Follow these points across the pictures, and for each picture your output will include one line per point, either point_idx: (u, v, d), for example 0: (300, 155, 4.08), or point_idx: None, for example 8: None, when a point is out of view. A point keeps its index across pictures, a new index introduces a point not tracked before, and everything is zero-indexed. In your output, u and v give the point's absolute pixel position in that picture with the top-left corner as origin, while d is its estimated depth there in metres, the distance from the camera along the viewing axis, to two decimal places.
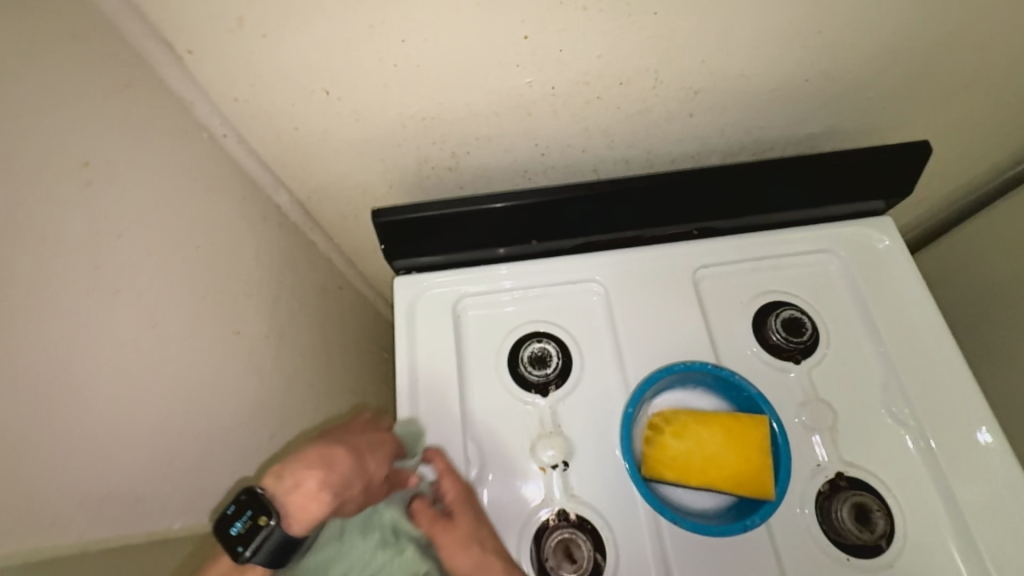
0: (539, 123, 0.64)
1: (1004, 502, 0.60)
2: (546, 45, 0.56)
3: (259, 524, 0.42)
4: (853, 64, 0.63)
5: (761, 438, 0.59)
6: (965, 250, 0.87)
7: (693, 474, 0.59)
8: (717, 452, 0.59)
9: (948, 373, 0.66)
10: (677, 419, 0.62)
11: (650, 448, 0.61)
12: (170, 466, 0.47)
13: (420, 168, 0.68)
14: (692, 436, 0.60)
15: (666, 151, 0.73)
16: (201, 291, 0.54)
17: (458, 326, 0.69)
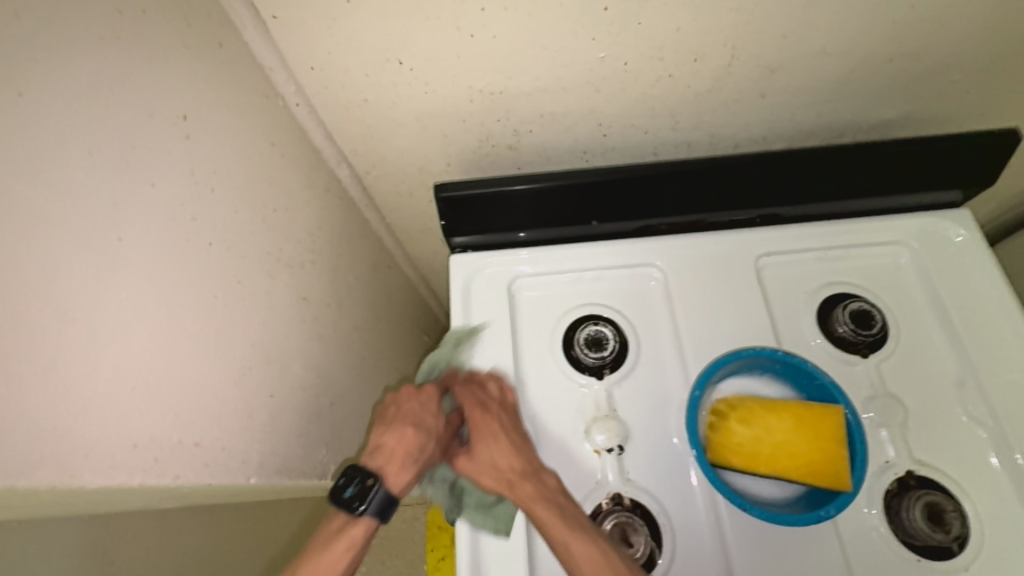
0: (605, 100, 0.63)
1: None
2: (624, 17, 0.53)
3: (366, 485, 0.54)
4: (945, 44, 0.59)
5: (836, 430, 0.51)
6: None
7: (763, 465, 0.52)
8: (789, 443, 0.52)
9: None
10: (744, 405, 0.55)
11: (714, 435, 0.54)
12: (249, 420, 0.50)
13: (480, 146, 0.69)
14: (760, 424, 0.53)
15: (730, 135, 0.70)
16: (277, 257, 0.55)
17: (513, 306, 0.69)
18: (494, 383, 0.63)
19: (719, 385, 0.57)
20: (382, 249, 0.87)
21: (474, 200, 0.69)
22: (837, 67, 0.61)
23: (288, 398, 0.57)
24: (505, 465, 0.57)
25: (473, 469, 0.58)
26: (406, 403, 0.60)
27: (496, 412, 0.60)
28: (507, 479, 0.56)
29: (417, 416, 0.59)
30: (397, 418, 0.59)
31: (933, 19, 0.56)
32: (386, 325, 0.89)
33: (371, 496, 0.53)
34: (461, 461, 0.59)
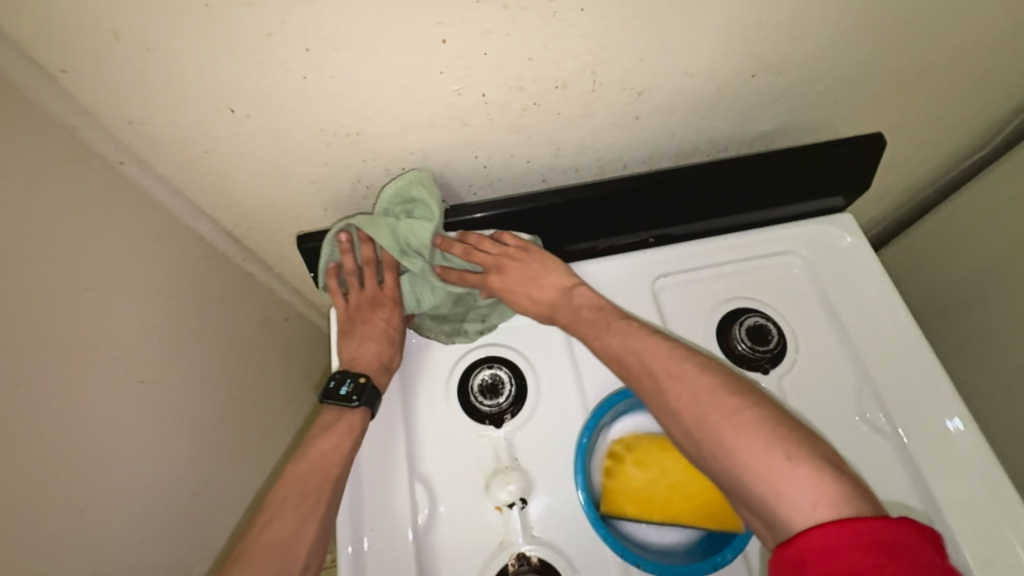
0: (476, 133, 0.60)
1: (994, 515, 0.55)
2: (467, 50, 0.49)
3: (359, 382, 0.59)
4: (802, 57, 0.59)
5: None
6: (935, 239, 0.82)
7: (658, 510, 0.49)
8: (684, 482, 0.49)
9: (924, 375, 0.61)
10: (640, 445, 0.52)
11: (610, 481, 0.51)
12: (55, 528, 0.45)
13: (355, 188, 0.65)
14: (655, 464, 0.50)
15: (616, 157, 0.69)
16: (96, 336, 0.51)
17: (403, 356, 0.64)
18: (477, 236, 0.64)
19: (615, 423, 0.54)
20: (278, 299, 0.81)
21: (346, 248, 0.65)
22: (705, 85, 0.59)
23: (113, 494, 0.51)
24: (543, 296, 0.62)
25: (517, 295, 0.62)
26: (376, 310, 0.63)
27: (505, 257, 0.62)
28: (544, 304, 0.62)
29: (378, 321, 0.63)
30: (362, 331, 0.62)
31: (786, 33, 0.55)
32: (290, 379, 0.83)
33: (364, 390, 0.58)
34: (499, 283, 0.62)
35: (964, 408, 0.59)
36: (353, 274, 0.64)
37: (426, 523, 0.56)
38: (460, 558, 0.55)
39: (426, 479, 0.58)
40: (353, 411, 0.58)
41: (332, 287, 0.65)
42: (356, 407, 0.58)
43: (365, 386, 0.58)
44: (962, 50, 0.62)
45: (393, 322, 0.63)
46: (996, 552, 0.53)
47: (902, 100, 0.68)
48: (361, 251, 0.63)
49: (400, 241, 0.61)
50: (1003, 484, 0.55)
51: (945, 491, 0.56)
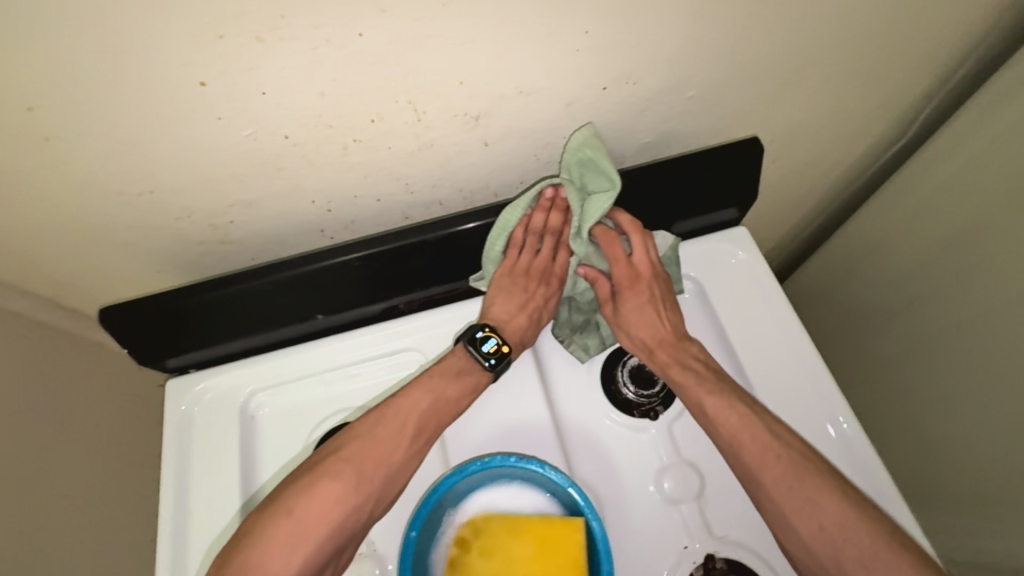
0: (300, 177, 0.53)
1: None
2: (237, 90, 0.42)
3: (501, 351, 0.55)
4: (656, 63, 0.51)
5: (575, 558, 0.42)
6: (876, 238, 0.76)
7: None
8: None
9: (814, 392, 0.56)
10: (488, 528, 0.45)
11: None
12: None
13: (183, 248, 0.57)
14: (500, 555, 0.44)
15: (483, 186, 0.61)
16: None
17: (249, 431, 0.57)
18: (636, 234, 0.57)
19: (462, 503, 0.46)
20: None
21: (156, 319, 0.56)
22: (552, 102, 0.52)
23: None
24: (650, 334, 0.56)
25: (655, 322, 0.56)
26: (529, 280, 0.58)
27: (651, 278, 0.57)
28: (661, 337, 0.56)
29: (535, 294, 0.58)
30: (518, 299, 0.58)
31: (627, 39, 0.48)
32: None
33: (505, 358, 0.55)
34: (647, 312, 0.56)
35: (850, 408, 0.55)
36: (520, 239, 0.58)
37: None
38: None
39: None
40: (483, 373, 0.55)
41: (510, 242, 0.59)
42: (489, 370, 0.55)
43: (507, 354, 0.55)
44: (841, 39, 0.55)
45: (552, 303, 0.59)
46: None
47: (790, 97, 0.61)
48: (553, 216, 0.58)
49: (583, 219, 0.56)
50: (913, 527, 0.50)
51: None
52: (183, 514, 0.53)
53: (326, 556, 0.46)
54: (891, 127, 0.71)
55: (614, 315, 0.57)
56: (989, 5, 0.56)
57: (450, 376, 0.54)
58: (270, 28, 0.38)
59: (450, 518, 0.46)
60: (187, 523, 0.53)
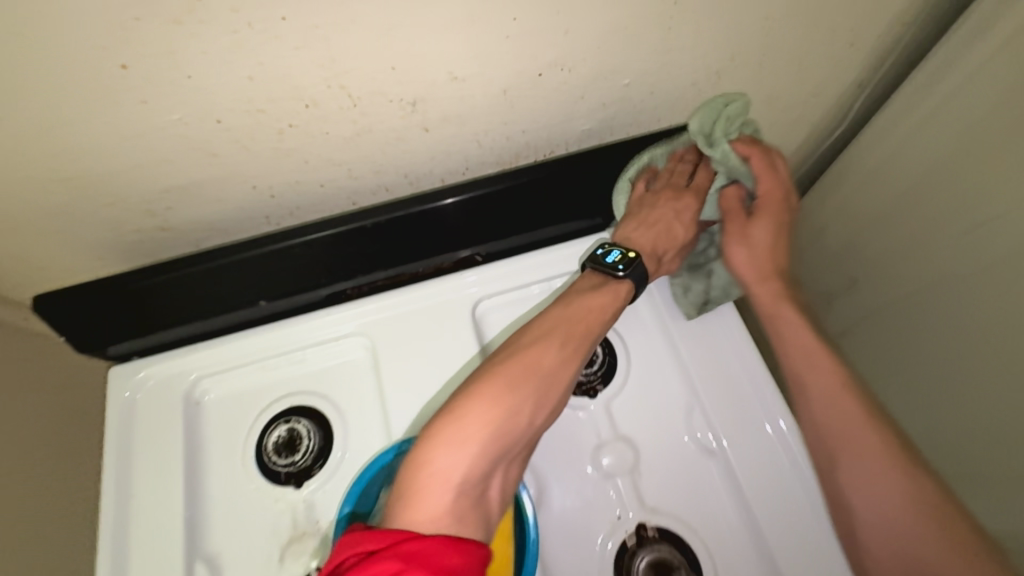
0: (237, 162, 0.52)
1: (817, 534, 0.51)
2: (160, 74, 0.42)
3: (630, 259, 0.55)
4: (589, 51, 0.53)
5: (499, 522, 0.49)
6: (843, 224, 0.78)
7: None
8: None
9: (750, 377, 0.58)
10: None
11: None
12: None
13: (121, 236, 0.57)
14: None
15: (428, 172, 0.62)
16: None
17: (193, 417, 0.57)
18: (780, 166, 0.57)
19: None
20: None
21: (105, 306, 0.58)
22: (487, 88, 0.53)
23: None
24: (762, 258, 0.57)
25: (763, 251, 0.57)
26: (663, 202, 0.59)
27: (786, 207, 0.58)
28: (768, 266, 0.57)
29: (668, 216, 0.58)
30: (665, 228, 0.58)
31: (555, 27, 0.49)
32: None
33: (636, 265, 0.54)
34: (761, 238, 0.58)
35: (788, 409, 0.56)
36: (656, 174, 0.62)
37: None
38: None
39: (208, 558, 0.52)
40: (618, 282, 0.54)
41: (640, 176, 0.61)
42: (620, 278, 0.55)
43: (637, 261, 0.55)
44: (768, 29, 0.57)
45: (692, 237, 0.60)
46: None
47: (725, 85, 0.63)
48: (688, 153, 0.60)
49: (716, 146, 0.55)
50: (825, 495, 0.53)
51: (768, 512, 0.52)
52: (123, 500, 0.53)
53: (489, 463, 0.42)
54: (829, 114, 0.74)
55: (726, 250, 0.59)
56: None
57: (610, 297, 0.53)
58: (187, 11, 0.39)
59: None
60: (129, 505, 0.53)
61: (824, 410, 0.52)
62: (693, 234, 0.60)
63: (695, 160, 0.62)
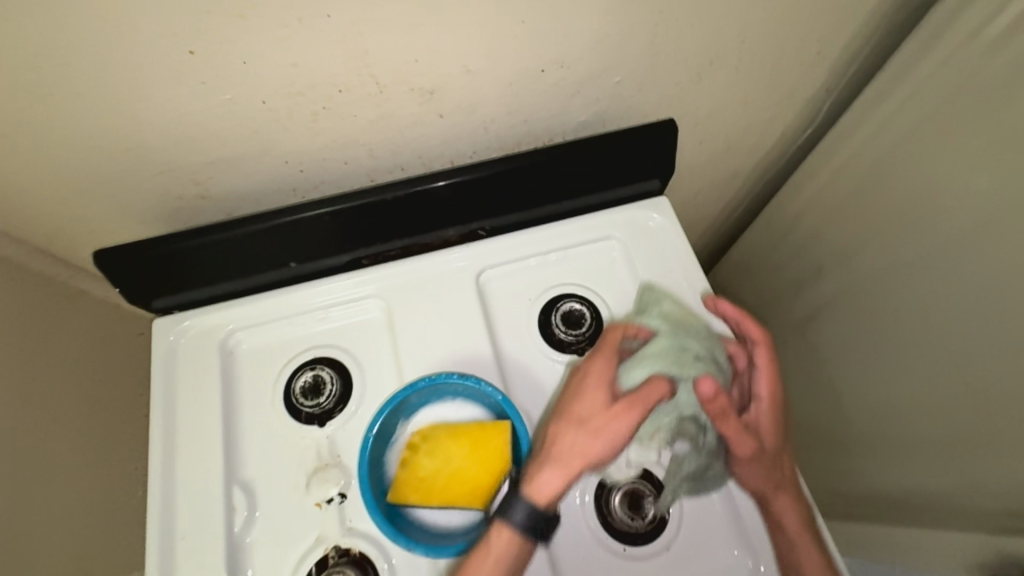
0: (273, 139, 0.60)
1: (778, 491, 0.58)
2: (219, 59, 0.49)
3: (507, 493, 0.51)
4: (585, 51, 0.60)
5: (503, 448, 0.52)
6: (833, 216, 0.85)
7: (438, 497, 0.52)
8: (463, 466, 0.52)
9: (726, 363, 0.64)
10: (433, 436, 0.54)
11: (401, 472, 0.53)
12: None
13: (164, 201, 0.63)
14: (442, 453, 0.53)
15: (440, 154, 0.69)
16: None
17: (228, 364, 0.65)
18: (757, 352, 0.60)
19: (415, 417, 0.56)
20: (127, 314, 0.79)
21: (145, 263, 0.64)
22: (496, 81, 0.61)
23: None
24: (756, 483, 0.57)
25: (756, 474, 0.57)
26: (583, 396, 0.54)
27: (769, 448, 0.58)
28: (773, 479, 0.57)
29: (592, 408, 0.53)
30: (597, 427, 0.52)
31: (558, 29, 0.57)
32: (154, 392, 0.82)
33: (514, 506, 0.49)
34: (742, 466, 0.57)
35: (770, 410, 0.61)
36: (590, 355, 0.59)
37: (241, 529, 0.57)
38: (272, 552, 0.57)
39: (244, 483, 0.59)
40: (506, 516, 0.49)
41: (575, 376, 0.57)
42: (501, 525, 0.49)
43: (513, 502, 0.50)
44: (743, 37, 0.65)
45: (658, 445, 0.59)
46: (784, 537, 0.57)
47: (706, 86, 0.71)
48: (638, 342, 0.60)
49: (682, 364, 0.57)
50: (787, 453, 0.60)
51: None
52: (167, 432, 0.60)
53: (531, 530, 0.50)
54: (800, 114, 0.82)
55: (749, 456, 0.57)
56: (867, 12, 0.67)
57: (518, 535, 0.49)
58: (249, 7, 0.46)
59: (403, 428, 0.56)
60: (172, 437, 0.60)
61: (794, 548, 0.55)
62: (620, 425, 0.52)
63: (625, 330, 0.60)
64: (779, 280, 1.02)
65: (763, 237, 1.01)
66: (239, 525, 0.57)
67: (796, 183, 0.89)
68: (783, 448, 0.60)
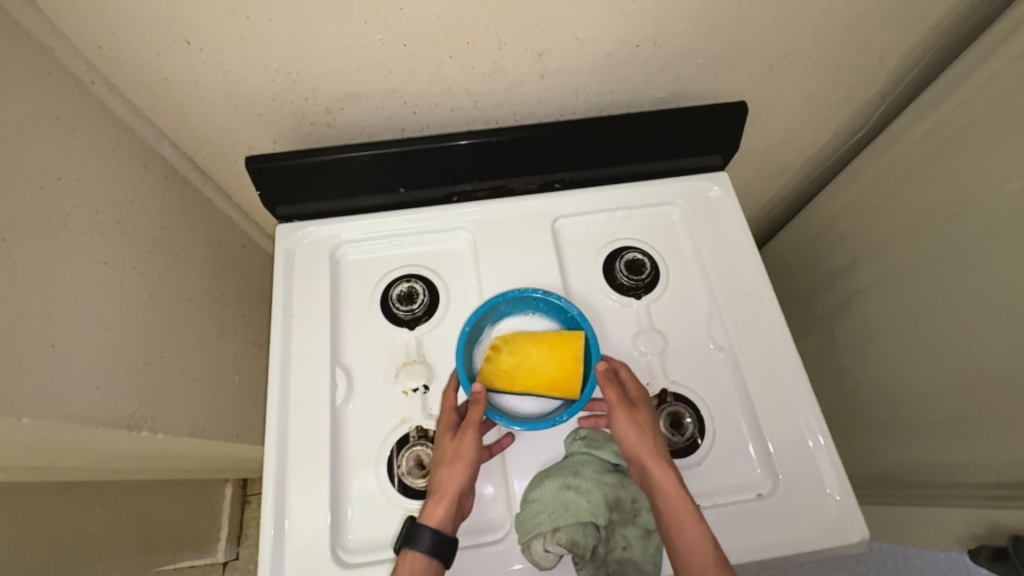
0: (402, 81, 0.70)
1: (818, 480, 0.65)
2: (384, 3, 0.60)
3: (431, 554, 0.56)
4: (678, 33, 0.70)
5: (576, 349, 0.65)
6: (868, 214, 0.93)
7: (517, 385, 0.65)
8: (541, 363, 0.65)
9: (783, 368, 0.71)
10: (514, 338, 0.67)
11: (485, 364, 0.66)
12: (51, 369, 0.54)
13: (299, 124, 0.74)
14: (522, 352, 0.66)
15: (531, 113, 0.79)
16: (64, 220, 0.57)
17: (337, 271, 0.76)
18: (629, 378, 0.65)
19: (500, 323, 0.70)
20: (235, 228, 0.90)
21: (279, 173, 0.74)
22: (596, 51, 0.70)
23: (82, 354, 0.57)
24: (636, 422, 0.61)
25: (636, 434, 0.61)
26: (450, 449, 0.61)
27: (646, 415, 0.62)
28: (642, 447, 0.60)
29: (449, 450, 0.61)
30: (449, 456, 0.61)
31: (660, 9, 0.66)
32: (248, 298, 0.93)
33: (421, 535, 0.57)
34: (622, 415, 0.62)
35: (827, 427, 0.67)
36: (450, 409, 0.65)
37: (342, 402, 0.69)
38: (365, 425, 0.68)
39: (346, 367, 0.71)
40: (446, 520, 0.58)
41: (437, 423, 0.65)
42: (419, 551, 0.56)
43: (420, 533, 0.57)
44: (817, 36, 0.74)
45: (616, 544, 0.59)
46: (814, 527, 0.63)
47: (774, 79, 0.80)
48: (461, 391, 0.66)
49: (577, 510, 0.58)
50: (836, 462, 0.66)
51: (771, 424, 0.68)
52: (287, 318, 0.72)
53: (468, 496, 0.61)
54: (853, 116, 0.90)
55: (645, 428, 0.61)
56: (930, 27, 0.75)
57: (428, 558, 0.56)
58: None
59: (489, 330, 0.70)
60: (290, 323, 0.72)
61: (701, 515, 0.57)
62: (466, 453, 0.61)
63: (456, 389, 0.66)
64: (810, 272, 1.09)
65: (802, 230, 1.09)
66: (340, 400, 0.69)
67: (840, 181, 0.97)
68: (832, 458, 0.66)
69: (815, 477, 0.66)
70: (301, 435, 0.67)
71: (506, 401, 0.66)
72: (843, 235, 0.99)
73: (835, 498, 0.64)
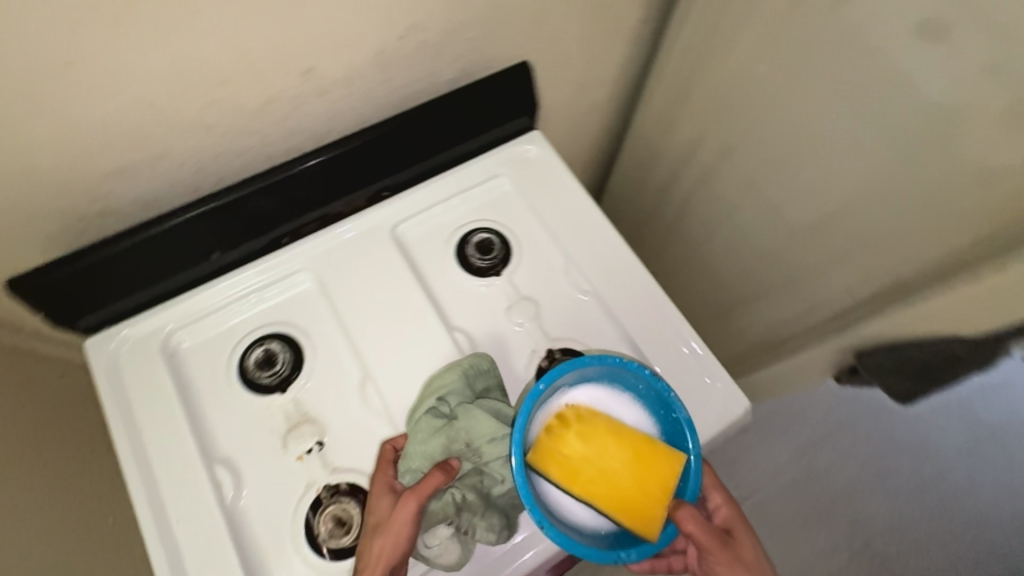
0: (166, 141, 0.63)
1: (697, 372, 0.72)
2: (100, 67, 0.53)
3: None
4: (438, 13, 0.69)
5: (668, 470, 0.60)
6: (671, 128, 1.02)
7: (579, 483, 0.59)
8: (617, 470, 0.60)
9: (641, 288, 0.76)
10: (593, 421, 0.62)
11: (548, 438, 0.61)
12: None
13: (64, 223, 0.63)
14: (596, 444, 0.61)
15: (328, 131, 0.75)
16: None
17: (176, 363, 0.69)
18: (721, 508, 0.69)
19: (576, 393, 0.64)
20: (41, 358, 0.77)
21: (61, 285, 0.65)
22: (365, 52, 0.68)
23: None
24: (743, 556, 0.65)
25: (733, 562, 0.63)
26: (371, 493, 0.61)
27: (745, 545, 0.66)
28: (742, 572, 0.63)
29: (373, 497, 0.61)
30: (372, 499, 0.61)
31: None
32: (91, 426, 0.81)
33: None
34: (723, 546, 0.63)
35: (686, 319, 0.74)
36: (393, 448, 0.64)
37: (233, 497, 0.63)
38: (269, 507, 0.63)
39: (225, 458, 0.64)
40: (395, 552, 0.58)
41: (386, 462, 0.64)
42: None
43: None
44: None
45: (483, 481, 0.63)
46: (708, 413, 0.70)
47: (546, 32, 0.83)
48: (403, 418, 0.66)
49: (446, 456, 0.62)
50: (706, 351, 0.73)
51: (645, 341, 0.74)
52: (134, 435, 0.64)
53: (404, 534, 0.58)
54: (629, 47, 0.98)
55: (745, 560, 0.64)
56: None
57: None
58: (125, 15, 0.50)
59: (560, 398, 0.64)
60: (141, 439, 0.64)
61: None
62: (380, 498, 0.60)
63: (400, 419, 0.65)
64: (648, 193, 1.19)
65: (628, 158, 1.17)
66: (230, 494, 0.63)
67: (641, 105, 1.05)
68: (703, 348, 0.74)
69: (696, 371, 0.73)
70: (198, 550, 0.60)
71: (551, 494, 0.61)
72: (661, 153, 1.08)
73: (718, 385, 0.72)
